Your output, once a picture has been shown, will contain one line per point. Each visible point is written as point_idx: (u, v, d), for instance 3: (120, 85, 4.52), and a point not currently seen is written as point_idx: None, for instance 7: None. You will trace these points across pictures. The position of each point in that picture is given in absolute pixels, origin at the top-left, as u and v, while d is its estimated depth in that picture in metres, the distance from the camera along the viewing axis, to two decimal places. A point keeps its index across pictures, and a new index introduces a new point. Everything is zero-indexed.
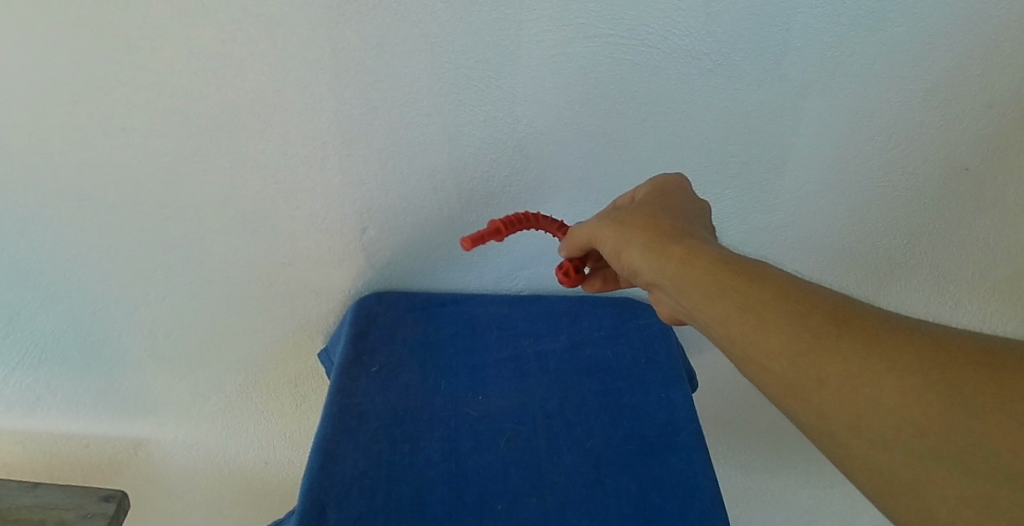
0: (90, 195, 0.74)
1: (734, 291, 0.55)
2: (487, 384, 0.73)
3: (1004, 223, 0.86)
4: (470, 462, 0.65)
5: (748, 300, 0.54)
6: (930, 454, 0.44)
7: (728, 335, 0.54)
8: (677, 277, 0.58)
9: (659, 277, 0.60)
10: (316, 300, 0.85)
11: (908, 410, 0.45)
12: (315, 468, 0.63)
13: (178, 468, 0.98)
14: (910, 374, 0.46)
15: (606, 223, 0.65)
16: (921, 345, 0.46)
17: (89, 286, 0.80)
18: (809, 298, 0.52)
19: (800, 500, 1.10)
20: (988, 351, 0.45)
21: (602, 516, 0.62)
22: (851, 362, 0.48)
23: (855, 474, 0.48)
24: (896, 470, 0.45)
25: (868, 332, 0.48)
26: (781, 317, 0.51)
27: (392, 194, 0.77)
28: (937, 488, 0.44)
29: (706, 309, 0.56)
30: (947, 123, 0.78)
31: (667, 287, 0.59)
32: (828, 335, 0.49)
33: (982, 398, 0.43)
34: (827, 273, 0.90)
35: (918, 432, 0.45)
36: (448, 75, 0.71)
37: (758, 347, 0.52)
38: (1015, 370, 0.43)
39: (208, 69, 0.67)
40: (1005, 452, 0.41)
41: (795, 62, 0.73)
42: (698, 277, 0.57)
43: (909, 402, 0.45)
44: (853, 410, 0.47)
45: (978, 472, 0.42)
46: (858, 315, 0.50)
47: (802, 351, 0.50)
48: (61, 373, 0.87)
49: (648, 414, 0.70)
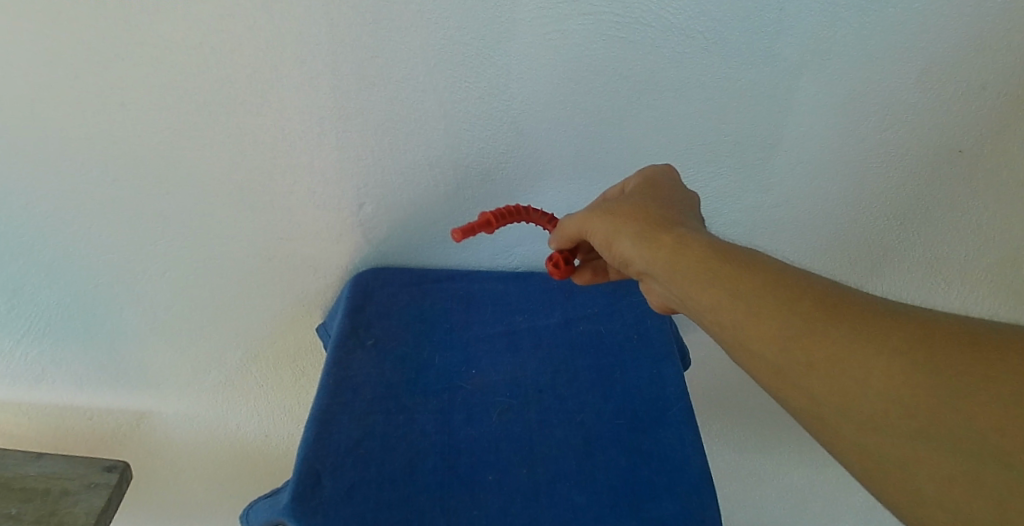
0: (91, 171, 0.75)
1: (721, 277, 0.56)
2: (480, 358, 0.74)
3: (997, 206, 0.87)
4: (463, 434, 0.66)
5: (738, 288, 0.55)
6: (918, 434, 0.45)
7: (718, 321, 0.55)
8: (668, 265, 0.59)
9: (651, 266, 0.61)
10: (314, 275, 0.86)
11: (896, 393, 0.46)
12: (312, 437, 0.64)
13: (181, 440, 1.00)
14: (898, 356, 0.47)
15: (597, 214, 0.66)
16: (907, 329, 0.47)
17: (90, 260, 0.81)
18: (795, 285, 0.53)
19: (792, 478, 1.11)
20: (975, 333, 0.46)
21: (591, 488, 0.63)
22: (839, 346, 0.49)
23: (846, 457, 0.48)
24: (884, 450, 0.46)
25: (856, 317, 0.49)
26: (768, 304, 0.53)
27: (390, 170, 0.78)
28: (925, 467, 0.44)
29: (698, 296, 0.57)
30: (941, 104, 0.78)
31: (658, 275, 0.60)
32: (817, 321, 0.50)
33: (970, 379, 0.44)
34: (821, 252, 0.91)
35: (906, 413, 0.45)
36: (444, 51, 0.71)
37: (748, 333, 0.53)
38: (1002, 351, 0.44)
39: (207, 45, 0.68)
40: (992, 430, 0.42)
41: (790, 41, 0.73)
42: (689, 265, 0.58)
43: (897, 384, 0.46)
44: (842, 394, 0.48)
45: (967, 451, 0.43)
46: (847, 301, 0.51)
47: (791, 337, 0.51)
48: (64, 347, 0.89)
49: (640, 389, 0.71)
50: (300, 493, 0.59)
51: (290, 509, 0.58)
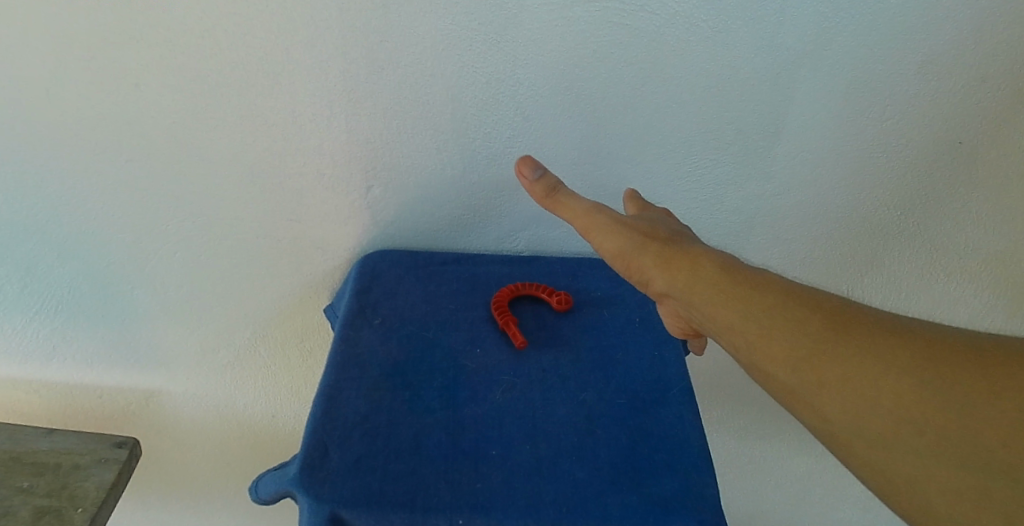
0: (104, 150, 0.76)
1: (736, 298, 0.57)
2: (485, 338, 0.75)
3: (996, 198, 0.87)
4: (467, 411, 0.67)
5: (753, 308, 0.56)
6: (929, 450, 0.48)
7: (733, 342, 0.57)
8: (684, 284, 0.60)
9: (667, 283, 0.61)
10: (322, 257, 0.87)
11: (905, 411, 0.49)
12: (319, 411, 0.65)
13: (189, 419, 1.01)
14: (908, 376, 0.50)
15: (607, 222, 0.64)
16: (912, 349, 0.51)
17: (103, 239, 0.83)
18: (806, 306, 0.55)
19: (793, 464, 1.12)
20: (976, 349, 0.49)
21: (591, 464, 0.63)
22: (850, 366, 0.51)
23: (862, 472, 0.51)
24: (897, 467, 0.49)
25: (867, 338, 0.52)
26: (782, 325, 0.55)
27: (397, 154, 0.79)
28: (936, 482, 0.48)
29: (714, 316, 0.58)
30: (942, 95, 0.79)
31: (673, 293, 0.61)
32: (829, 342, 0.53)
33: (975, 395, 0.48)
34: (823, 240, 0.91)
35: (917, 431, 0.49)
36: (452, 36, 0.72)
37: (762, 353, 0.55)
38: (1005, 366, 0.48)
39: (219, 27, 0.69)
40: (998, 445, 0.46)
41: (792, 31, 0.74)
42: (704, 285, 0.59)
43: (908, 403, 0.49)
44: (852, 412, 0.51)
45: (975, 467, 0.46)
46: (855, 322, 0.53)
47: (805, 358, 0.53)
48: (77, 324, 0.90)
49: (641, 370, 0.72)
50: (309, 464, 0.61)
51: (299, 479, 0.60)
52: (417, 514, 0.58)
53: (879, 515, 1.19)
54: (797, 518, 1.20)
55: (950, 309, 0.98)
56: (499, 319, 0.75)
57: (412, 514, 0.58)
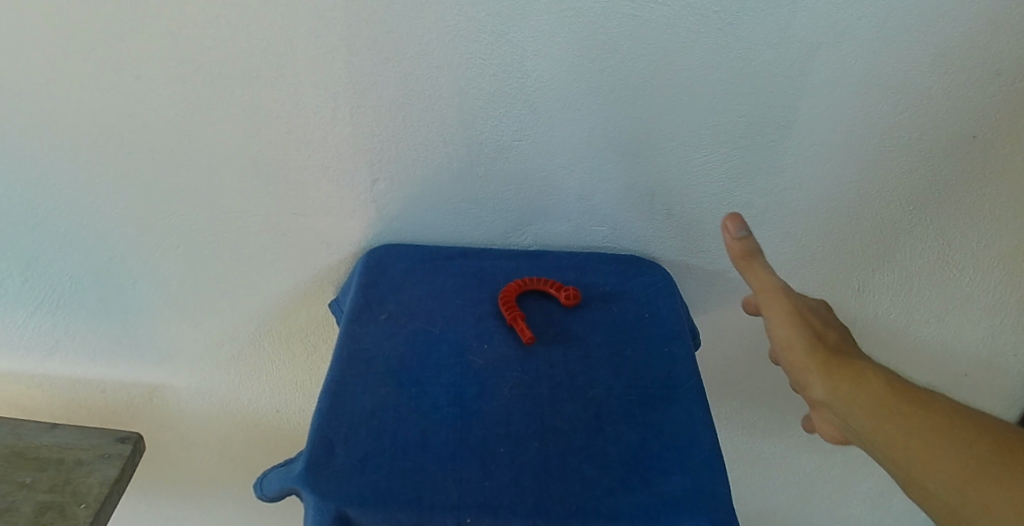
0: (107, 141, 0.76)
1: (835, 360, 0.64)
2: (492, 334, 0.74)
3: (1011, 193, 0.86)
4: (475, 407, 0.66)
5: (848, 367, 0.64)
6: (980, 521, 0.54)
7: (822, 396, 0.64)
8: (792, 336, 0.67)
9: (778, 331, 0.67)
10: (327, 251, 0.86)
11: (963, 484, 0.55)
12: (325, 407, 0.64)
13: (192, 415, 1.00)
14: (971, 453, 0.56)
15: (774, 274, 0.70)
16: (979, 430, 0.57)
17: (106, 231, 0.83)
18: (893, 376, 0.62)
19: (802, 461, 1.11)
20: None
21: (601, 462, 0.62)
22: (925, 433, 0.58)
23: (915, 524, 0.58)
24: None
25: (941, 412, 0.59)
26: (872, 384, 0.62)
27: (402, 146, 0.78)
28: None
29: (812, 369, 0.65)
30: (957, 88, 0.77)
31: (780, 342, 0.68)
32: (909, 408, 0.60)
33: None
34: (834, 235, 0.89)
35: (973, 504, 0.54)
36: (459, 27, 0.71)
37: (849, 408, 0.62)
38: None
39: (224, 18, 0.69)
40: None
41: (804, 22, 0.73)
42: (809, 340, 0.66)
43: (964, 475, 0.55)
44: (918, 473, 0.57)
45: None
46: (930, 397, 0.60)
47: (884, 415, 0.60)
48: (80, 317, 0.90)
49: (650, 367, 0.71)
50: (315, 462, 0.60)
51: (304, 477, 0.59)
52: (423, 512, 0.57)
53: (889, 515, 1.17)
54: (806, 516, 1.18)
55: (963, 306, 0.96)
56: (507, 315, 0.74)
57: (419, 512, 0.57)
